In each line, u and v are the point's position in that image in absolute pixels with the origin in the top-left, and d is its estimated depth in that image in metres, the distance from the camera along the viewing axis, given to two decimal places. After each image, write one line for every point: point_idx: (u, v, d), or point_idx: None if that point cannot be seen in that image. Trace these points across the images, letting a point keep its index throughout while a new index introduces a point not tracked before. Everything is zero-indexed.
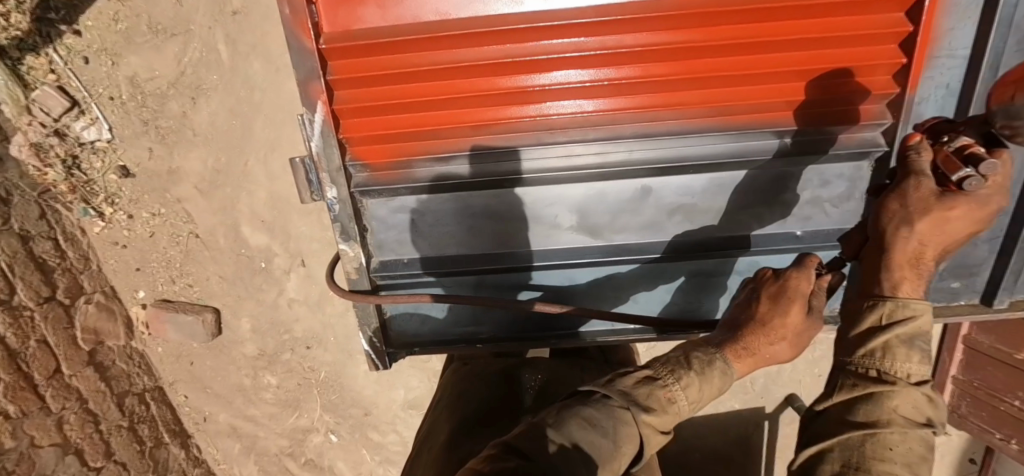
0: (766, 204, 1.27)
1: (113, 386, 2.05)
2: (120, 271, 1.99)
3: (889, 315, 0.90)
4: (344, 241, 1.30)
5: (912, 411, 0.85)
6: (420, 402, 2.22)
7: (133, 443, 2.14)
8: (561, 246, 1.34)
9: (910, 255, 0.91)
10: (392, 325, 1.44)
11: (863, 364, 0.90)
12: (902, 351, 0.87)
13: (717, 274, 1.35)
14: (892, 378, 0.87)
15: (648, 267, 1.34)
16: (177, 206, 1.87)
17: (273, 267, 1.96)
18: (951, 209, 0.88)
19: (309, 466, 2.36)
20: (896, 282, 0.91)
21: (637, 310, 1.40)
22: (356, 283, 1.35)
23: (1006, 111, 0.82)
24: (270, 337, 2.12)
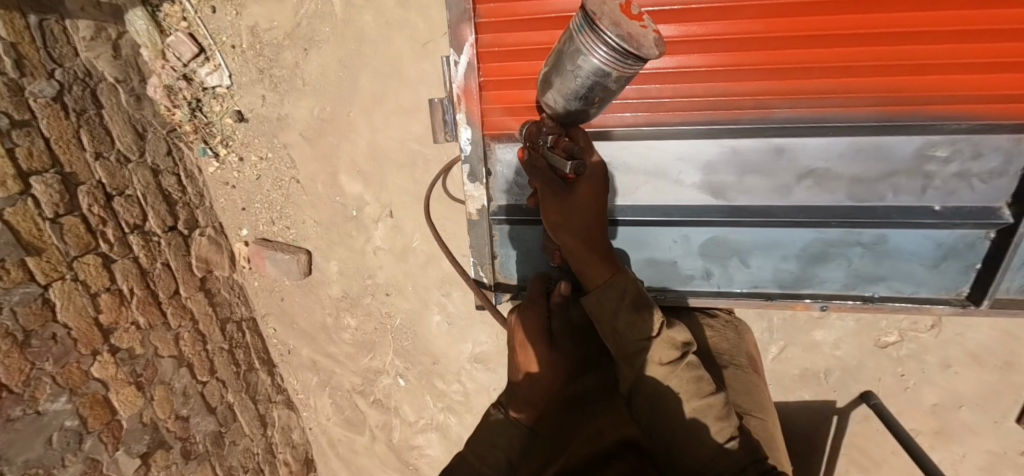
0: (903, 172, 1.19)
1: (218, 311, 2.27)
2: (228, 209, 2.19)
3: (612, 296, 1.11)
4: (472, 182, 1.39)
5: (666, 354, 1.07)
6: (486, 357, 2.32)
7: (231, 365, 2.36)
8: (683, 204, 1.32)
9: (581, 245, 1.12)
10: (505, 269, 1.50)
11: (622, 346, 1.10)
12: (635, 319, 1.09)
13: (835, 243, 1.28)
14: (644, 342, 1.08)
15: (763, 231, 1.30)
16: (282, 151, 2.02)
17: (363, 216, 2.09)
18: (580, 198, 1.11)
19: (377, 405, 2.55)
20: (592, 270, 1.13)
21: (746, 275, 1.36)
22: (476, 224, 1.44)
23: (577, 96, 0.95)
24: (354, 281, 2.27)
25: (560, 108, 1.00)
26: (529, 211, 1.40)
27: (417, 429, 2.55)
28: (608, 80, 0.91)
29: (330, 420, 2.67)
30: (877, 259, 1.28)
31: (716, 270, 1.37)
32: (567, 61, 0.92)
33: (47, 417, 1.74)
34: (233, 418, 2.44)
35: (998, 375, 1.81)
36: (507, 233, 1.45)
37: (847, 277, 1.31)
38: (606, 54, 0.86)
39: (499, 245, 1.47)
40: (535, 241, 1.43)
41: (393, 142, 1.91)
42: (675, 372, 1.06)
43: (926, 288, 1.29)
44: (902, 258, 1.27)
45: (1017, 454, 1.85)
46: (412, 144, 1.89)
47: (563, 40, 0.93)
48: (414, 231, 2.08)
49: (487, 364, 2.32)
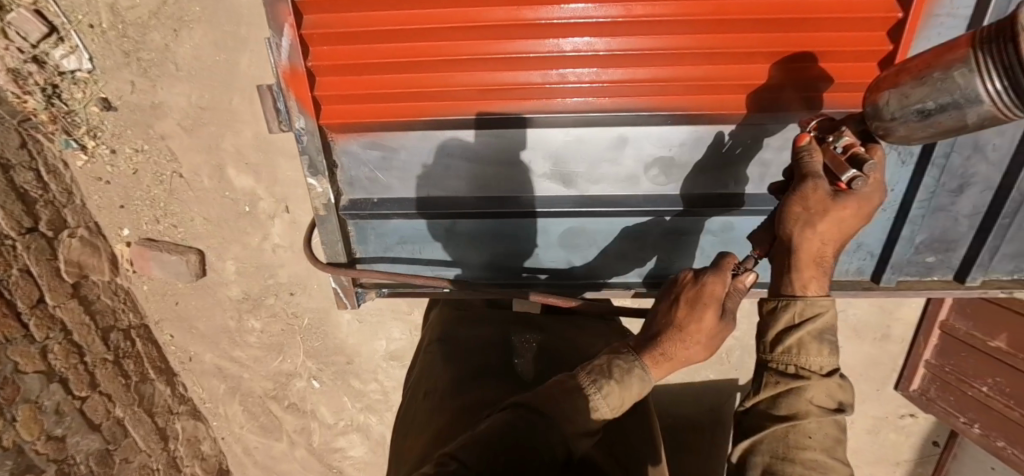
0: (745, 161, 1.34)
1: (98, 320, 2.08)
2: (104, 207, 1.99)
3: (799, 312, 0.96)
4: (314, 177, 1.34)
5: (826, 400, 0.94)
6: (402, 353, 2.25)
7: (119, 377, 2.18)
8: (541, 196, 1.40)
9: (815, 254, 0.97)
10: (363, 264, 1.52)
11: (781, 363, 0.98)
12: (813, 347, 0.95)
13: (690, 232, 1.43)
14: (808, 373, 0.95)
15: (621, 220, 1.41)
16: (160, 143, 1.86)
17: (257, 212, 1.96)
18: (841, 213, 0.93)
19: (292, 409, 2.43)
20: (805, 282, 0.98)
21: (610, 262, 1.49)
22: (325, 220, 1.41)
23: (919, 111, 0.86)
24: (254, 281, 2.13)
25: (888, 114, 0.90)
26: (378, 205, 1.41)
27: (338, 431, 2.45)
28: (973, 111, 0.84)
29: (243, 428, 2.50)
30: (727, 246, 1.46)
31: (576, 258, 1.49)
32: (936, 71, 0.85)
33: None
34: (125, 434, 2.26)
35: (877, 346, 1.90)
36: (364, 230, 1.47)
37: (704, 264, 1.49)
38: (1003, 83, 0.79)
39: (356, 242, 1.49)
40: (392, 237, 1.47)
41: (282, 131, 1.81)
42: (821, 419, 0.93)
43: None
44: (749, 244, 1.45)
45: (899, 418, 1.99)
46: None
47: (942, 57, 0.85)
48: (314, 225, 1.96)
49: (403, 360, 2.26)
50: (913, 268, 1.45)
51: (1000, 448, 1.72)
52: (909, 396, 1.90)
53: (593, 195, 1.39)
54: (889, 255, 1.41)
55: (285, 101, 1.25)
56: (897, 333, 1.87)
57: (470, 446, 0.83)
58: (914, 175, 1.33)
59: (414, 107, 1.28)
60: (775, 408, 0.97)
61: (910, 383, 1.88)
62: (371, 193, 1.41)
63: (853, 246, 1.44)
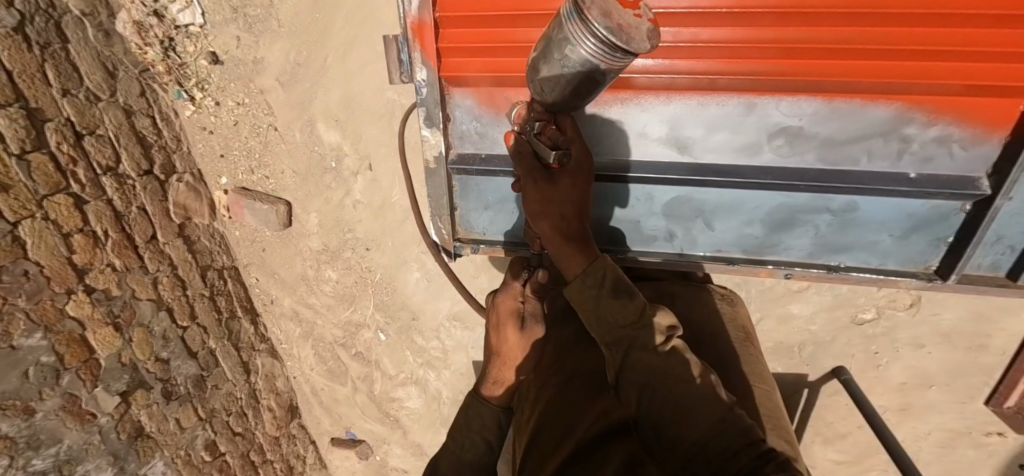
0: (881, 136, 1.24)
1: (198, 259, 2.26)
2: (206, 156, 2.15)
3: (594, 280, 1.17)
4: (430, 129, 1.40)
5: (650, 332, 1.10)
6: (464, 315, 2.33)
7: (212, 311, 2.37)
8: (649, 161, 1.39)
9: (559, 231, 1.22)
10: (462, 219, 1.56)
11: (603, 331, 1.14)
12: (614, 302, 1.13)
13: (804, 210, 1.36)
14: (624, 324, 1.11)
15: (731, 191, 1.37)
16: (259, 97, 1.97)
17: (342, 168, 2.06)
18: (563, 188, 1.20)
19: (358, 357, 2.59)
20: (560, 260, 1.24)
21: (712, 235, 1.46)
22: (434, 173, 1.47)
23: (569, 84, 1.04)
24: (334, 234, 2.25)
25: (548, 96, 1.10)
26: (486, 159, 1.42)
27: (397, 382, 2.61)
28: (597, 68, 0.99)
29: (312, 370, 2.71)
30: (846, 228, 1.37)
31: (678, 228, 1.48)
32: (552, 44, 1.00)
33: (22, 352, 1.78)
34: (216, 363, 2.46)
35: (969, 356, 1.82)
36: (467, 186, 1.50)
37: (816, 246, 1.41)
38: (592, 45, 0.93)
39: (459, 197, 1.52)
40: (494, 193, 1.48)
41: (372, 91, 1.87)
42: (657, 352, 1.06)
43: (898, 261, 1.39)
44: (871, 229, 1.35)
45: (981, 433, 1.88)
46: (390, 95, 1.85)
47: (555, 24, 0.99)
48: (393, 185, 2.05)
49: (465, 322, 2.34)
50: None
51: None
52: (1004, 413, 1.82)
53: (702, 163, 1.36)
54: None
55: (409, 53, 1.32)
56: (997, 345, 1.77)
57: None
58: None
59: None
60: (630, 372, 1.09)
61: (1006, 399, 1.78)
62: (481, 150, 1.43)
63: (992, 238, 1.31)
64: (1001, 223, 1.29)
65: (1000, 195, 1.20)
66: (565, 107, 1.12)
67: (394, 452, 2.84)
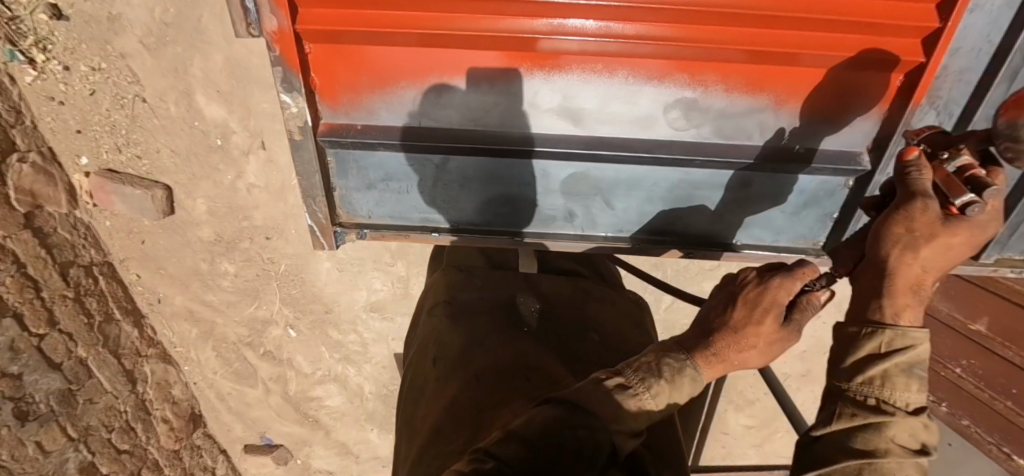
0: (772, 108, 1.25)
1: (55, 255, 1.93)
2: (59, 131, 1.81)
3: (891, 341, 0.87)
4: (290, 93, 1.19)
5: (907, 440, 0.82)
6: (383, 305, 2.22)
7: (81, 315, 2.05)
8: (542, 137, 1.29)
9: (912, 281, 0.89)
10: (341, 200, 1.41)
11: (861, 393, 0.87)
12: (901, 380, 0.86)
13: (701, 187, 1.36)
14: (891, 407, 0.84)
15: (629, 168, 1.32)
16: (120, 62, 1.67)
17: (230, 146, 1.81)
18: (948, 239, 0.85)
19: (267, 357, 2.38)
20: (896, 309, 0.89)
21: (611, 215, 1.42)
22: (301, 145, 1.27)
23: None
24: (227, 223, 2.00)
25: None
26: (361, 131, 1.28)
27: (314, 381, 2.45)
28: None
29: (216, 374, 2.43)
30: (741, 205, 1.39)
31: (580, 208, 1.41)
32: None
33: None
34: (88, 375, 2.14)
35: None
36: (345, 163, 1.34)
37: (714, 224, 1.43)
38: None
39: (337, 176, 1.36)
40: (375, 172, 1.35)
41: (259, 57, 1.64)
42: (903, 460, 0.81)
43: (787, 237, 1.44)
44: (765, 205, 1.39)
45: None
46: None
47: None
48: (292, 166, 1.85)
49: (383, 312, 2.23)
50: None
51: (964, 423, 2.10)
52: None
53: (604, 139, 1.29)
54: None
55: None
56: None
57: (505, 440, 0.81)
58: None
59: (413, 17, 1.12)
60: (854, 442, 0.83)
61: None
62: (352, 117, 1.28)
63: None
64: None
65: (879, 172, 1.28)
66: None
67: (317, 453, 2.68)
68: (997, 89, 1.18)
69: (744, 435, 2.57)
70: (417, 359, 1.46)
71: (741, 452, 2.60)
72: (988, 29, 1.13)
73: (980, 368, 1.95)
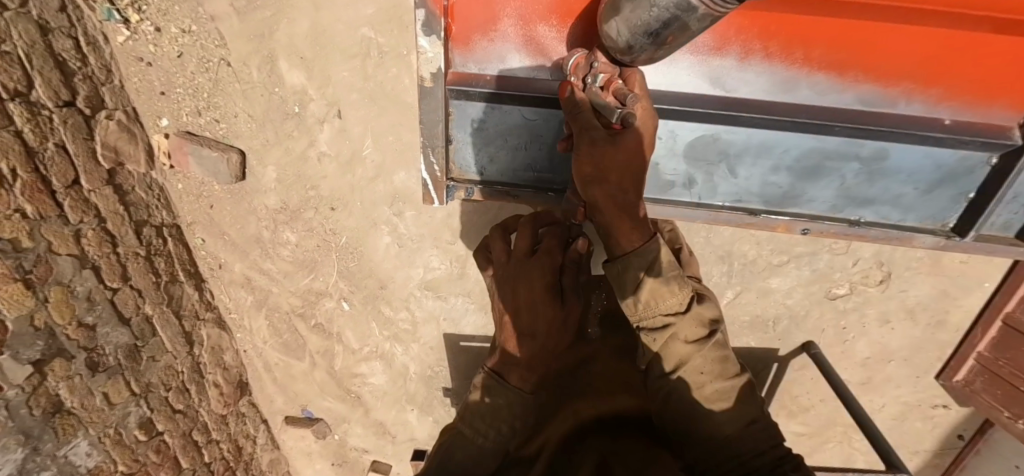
0: (917, 80, 1.32)
1: (131, 212, 1.98)
2: (143, 92, 1.88)
3: (638, 266, 1.31)
4: (426, 38, 1.30)
5: (693, 327, 1.31)
6: (436, 284, 2.22)
7: (149, 274, 2.10)
8: (678, 93, 1.40)
9: (615, 200, 1.27)
10: (456, 155, 1.50)
11: (649, 319, 1.33)
12: (664, 290, 1.30)
13: (831, 156, 1.43)
14: (674, 318, 1.31)
15: (758, 132, 1.41)
16: (209, 25, 1.75)
17: (306, 114, 1.86)
18: (623, 150, 1.17)
19: (317, 329, 2.41)
20: (624, 234, 1.32)
21: (730, 182, 1.51)
22: (430, 93, 1.37)
23: (651, 32, 1.08)
24: (294, 192, 2.03)
25: (624, 39, 1.14)
26: (498, 81, 1.35)
27: (360, 357, 2.47)
28: (691, 19, 1.04)
29: (265, 343, 2.47)
30: (871, 178, 1.45)
31: (700, 173, 1.51)
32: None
33: None
34: (152, 333, 2.19)
35: (928, 331, 2.15)
36: (466, 116, 1.44)
37: (838, 199, 1.51)
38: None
39: (455, 128, 1.46)
40: (498, 126, 1.44)
41: (343, 25, 1.72)
42: (700, 351, 1.28)
43: (914, 217, 1.50)
44: (897, 181, 1.45)
45: (931, 407, 2.30)
46: (364, 32, 1.71)
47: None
48: (365, 137, 1.89)
49: (437, 291, 2.24)
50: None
51: None
52: (953, 385, 2.15)
53: (737, 93, 1.39)
54: None
55: None
56: (953, 322, 2.11)
57: None
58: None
59: None
60: (663, 362, 1.32)
61: (955, 373, 2.14)
62: (486, 66, 1.35)
63: (1010, 197, 1.41)
64: (1019, 182, 1.38)
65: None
66: (639, 54, 1.14)
67: (354, 431, 2.69)
68: None
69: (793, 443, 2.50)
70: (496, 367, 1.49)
71: None
72: None
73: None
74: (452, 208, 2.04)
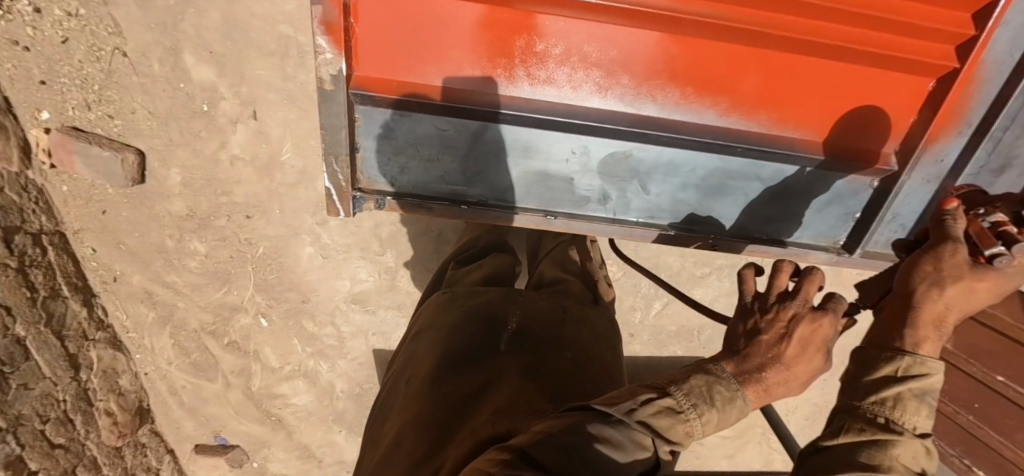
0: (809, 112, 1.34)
1: (1, 218, 1.73)
2: (19, 80, 1.63)
3: (907, 367, 0.90)
4: (325, 37, 1.16)
5: (910, 460, 0.84)
6: (365, 297, 2.09)
7: (22, 289, 1.84)
8: (588, 111, 1.33)
9: (936, 315, 0.93)
10: (363, 162, 1.38)
11: (871, 410, 0.88)
12: (913, 403, 0.87)
13: (734, 176, 1.40)
14: (899, 427, 0.86)
15: (667, 151, 1.35)
16: (100, 9, 1.55)
17: (216, 114, 1.69)
18: (971, 281, 0.91)
19: (231, 348, 2.20)
20: (919, 340, 0.92)
21: (644, 199, 1.45)
22: (330, 97, 1.24)
23: None
24: (203, 197, 1.84)
25: None
26: (415, 89, 1.29)
27: (281, 377, 2.28)
28: None
29: (170, 365, 2.23)
30: (772, 198, 1.45)
31: (614, 190, 1.43)
32: None
33: None
34: (25, 357, 1.91)
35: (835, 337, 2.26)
36: (373, 123, 1.31)
37: (742, 217, 1.48)
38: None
39: (362, 136, 1.34)
40: (407, 135, 1.34)
41: (260, 19, 1.57)
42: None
43: (807, 234, 1.51)
44: (794, 200, 1.44)
45: None
46: (284, 27, 1.58)
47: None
48: (284, 139, 1.74)
49: (366, 304, 2.11)
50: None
51: (929, 438, 2.04)
52: None
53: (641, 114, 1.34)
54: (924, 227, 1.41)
55: None
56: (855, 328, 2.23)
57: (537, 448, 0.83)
58: (969, 147, 1.32)
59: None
60: (855, 458, 0.84)
61: None
62: (402, 73, 1.28)
63: (890, 217, 1.43)
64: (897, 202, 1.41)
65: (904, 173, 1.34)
66: None
67: (275, 456, 2.49)
68: (1013, 102, 1.24)
69: (718, 447, 2.56)
70: (395, 374, 1.43)
71: (712, 462, 2.60)
72: (1007, 55, 1.21)
73: (945, 382, 1.93)
74: (380, 217, 1.93)
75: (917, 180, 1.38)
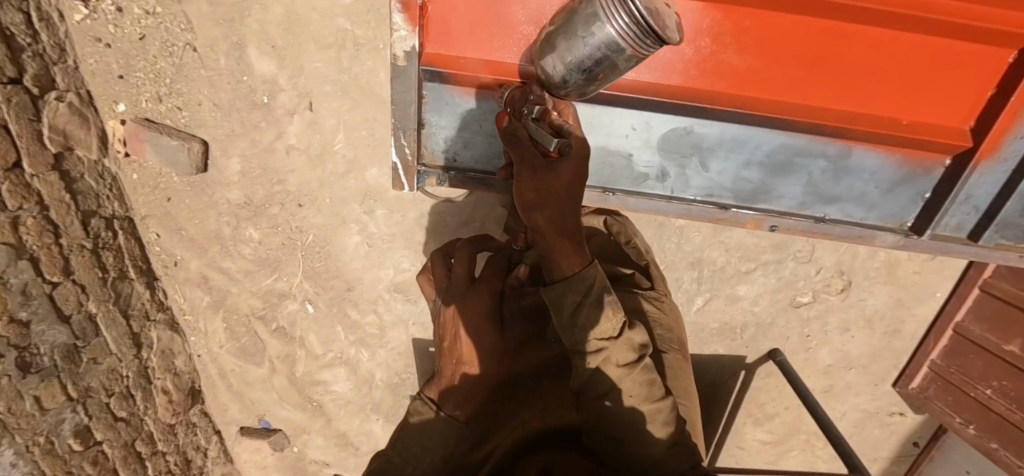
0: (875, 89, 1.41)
1: (79, 202, 1.86)
2: (100, 75, 1.78)
3: (578, 291, 1.21)
4: (401, 15, 1.28)
5: (626, 354, 1.23)
6: (406, 286, 2.16)
7: (96, 269, 1.97)
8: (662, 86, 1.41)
9: (553, 224, 1.20)
10: (428, 137, 1.53)
11: (583, 344, 1.23)
12: (600, 317, 1.21)
13: (800, 154, 1.47)
14: (606, 342, 1.22)
15: (732, 127, 1.44)
16: (176, 7, 1.68)
17: (275, 105, 1.80)
18: (560, 179, 1.15)
19: (279, 333, 2.31)
20: (566, 259, 1.23)
21: (707, 176, 1.52)
22: (403, 73, 1.37)
23: (584, 66, 1.14)
24: (259, 185, 1.95)
25: (558, 74, 1.18)
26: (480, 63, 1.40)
27: (323, 363, 2.37)
28: (619, 57, 1.12)
29: (222, 348, 2.35)
30: (837, 176, 1.50)
31: (676, 166, 1.51)
32: (583, 26, 1.11)
33: None
34: (95, 333, 2.05)
35: (885, 339, 2.22)
36: (442, 97, 1.45)
37: (808, 196, 1.54)
38: (624, 21, 1.06)
39: (428, 111, 1.48)
40: (472, 112, 1.47)
41: (319, 14, 1.67)
42: (631, 374, 1.22)
43: (872, 214, 1.56)
44: (860, 179, 1.51)
45: (888, 414, 2.36)
46: (340, 23, 1.68)
47: (580, 3, 1.13)
48: (337, 130, 1.83)
49: (407, 293, 2.18)
50: (1014, 232, 1.51)
51: (992, 448, 1.99)
52: (909, 393, 2.24)
53: (719, 86, 1.42)
54: (999, 209, 1.47)
55: None
56: (907, 330, 2.19)
57: None
58: None
59: None
60: (597, 386, 1.22)
61: (911, 380, 2.22)
62: (467, 49, 1.40)
63: (964, 198, 1.48)
64: (973, 184, 1.46)
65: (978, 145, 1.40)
66: (572, 89, 1.19)
67: (315, 442, 2.58)
68: None
69: (761, 454, 2.52)
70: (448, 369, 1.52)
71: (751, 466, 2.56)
72: None
73: (1013, 389, 1.91)
74: (424, 208, 2.00)
75: (995, 160, 1.42)
